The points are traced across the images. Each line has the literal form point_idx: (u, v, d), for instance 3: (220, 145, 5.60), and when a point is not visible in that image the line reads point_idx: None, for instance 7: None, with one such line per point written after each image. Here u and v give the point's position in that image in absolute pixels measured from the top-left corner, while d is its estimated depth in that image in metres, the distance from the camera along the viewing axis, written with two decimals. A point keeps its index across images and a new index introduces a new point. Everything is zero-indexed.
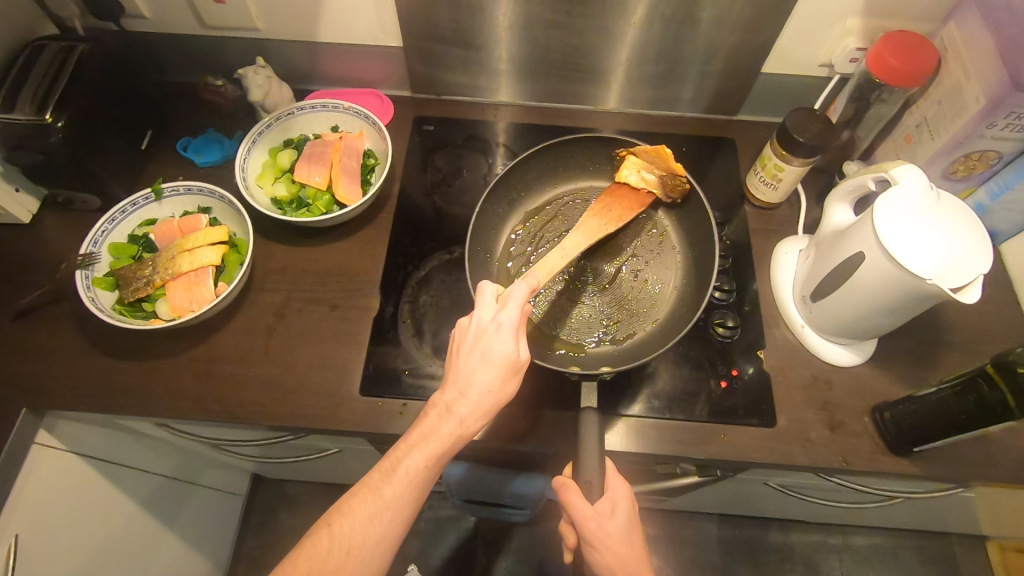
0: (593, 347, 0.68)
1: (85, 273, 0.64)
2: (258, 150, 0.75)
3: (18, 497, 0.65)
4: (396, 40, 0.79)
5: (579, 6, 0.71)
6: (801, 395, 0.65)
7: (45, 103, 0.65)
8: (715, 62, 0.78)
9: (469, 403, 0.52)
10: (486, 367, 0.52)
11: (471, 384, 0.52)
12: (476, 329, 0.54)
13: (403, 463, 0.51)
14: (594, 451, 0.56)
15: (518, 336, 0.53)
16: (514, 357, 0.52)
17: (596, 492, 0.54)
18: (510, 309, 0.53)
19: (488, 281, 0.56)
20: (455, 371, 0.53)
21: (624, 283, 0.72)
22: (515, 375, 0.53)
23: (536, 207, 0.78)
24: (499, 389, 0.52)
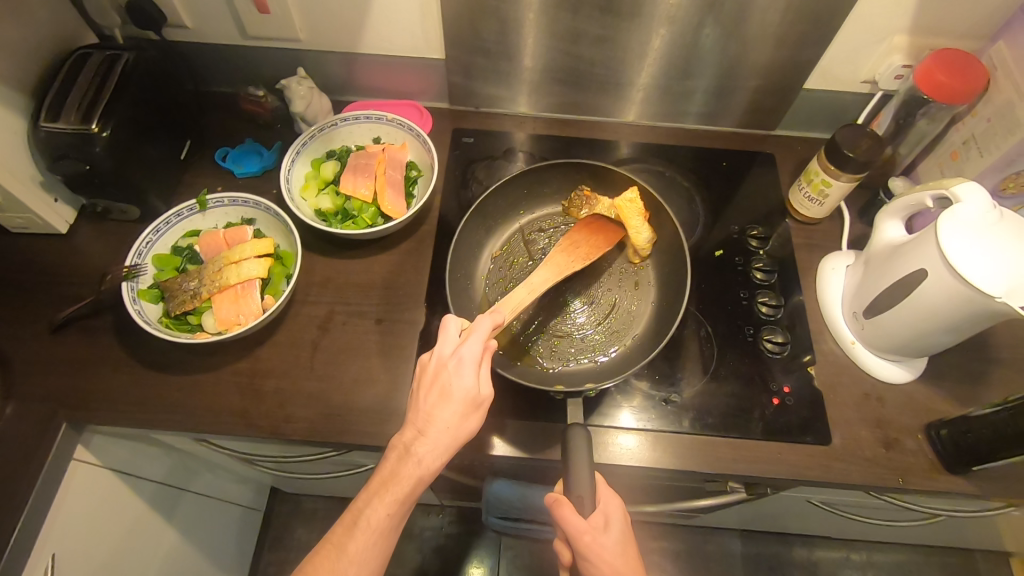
0: (576, 367, 0.68)
1: (130, 285, 0.63)
2: (301, 162, 0.75)
3: (55, 515, 0.63)
4: (439, 53, 0.79)
5: (625, 20, 0.72)
6: (855, 412, 0.64)
7: (91, 112, 0.64)
8: (756, 77, 0.78)
9: (429, 441, 0.51)
10: (448, 403, 0.51)
11: (430, 421, 0.51)
12: (439, 363, 0.53)
13: (364, 514, 0.50)
14: (585, 467, 0.54)
15: (480, 369, 0.53)
16: (475, 393, 0.52)
17: (588, 505, 0.53)
18: (472, 343, 0.53)
19: (452, 316, 0.56)
20: (413, 410, 0.52)
21: (598, 302, 0.72)
22: (476, 411, 0.52)
23: (510, 234, 0.78)
24: (459, 426, 0.51)
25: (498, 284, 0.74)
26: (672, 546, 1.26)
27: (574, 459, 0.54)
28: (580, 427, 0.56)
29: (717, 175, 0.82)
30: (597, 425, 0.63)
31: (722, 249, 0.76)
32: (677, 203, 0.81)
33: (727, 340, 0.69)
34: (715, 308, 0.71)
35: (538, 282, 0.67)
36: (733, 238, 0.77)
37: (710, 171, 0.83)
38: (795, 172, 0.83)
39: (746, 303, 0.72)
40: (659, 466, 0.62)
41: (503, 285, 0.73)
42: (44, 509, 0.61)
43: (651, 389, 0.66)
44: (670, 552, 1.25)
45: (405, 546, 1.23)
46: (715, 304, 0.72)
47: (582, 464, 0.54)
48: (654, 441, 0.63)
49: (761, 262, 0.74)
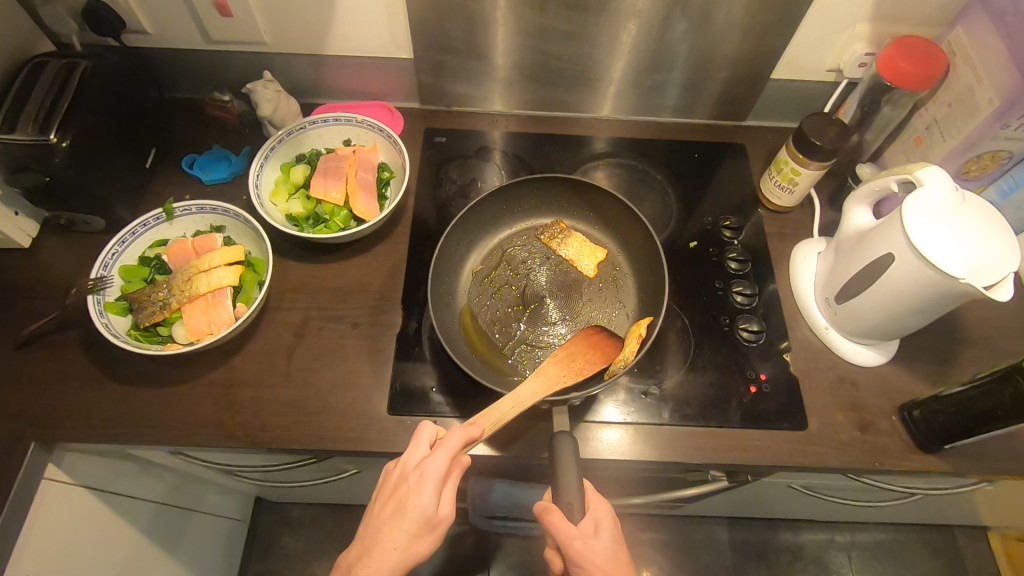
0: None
1: (97, 297, 0.62)
2: (271, 166, 0.74)
3: (28, 537, 0.62)
4: (407, 52, 0.78)
5: (593, 16, 0.72)
6: (830, 397, 0.65)
7: (50, 123, 0.62)
8: (724, 69, 0.79)
9: (371, 565, 0.49)
10: (400, 521, 0.50)
11: (378, 541, 0.50)
12: (401, 473, 0.52)
13: None
14: (573, 473, 0.54)
15: (438, 489, 0.51)
16: (428, 514, 0.50)
17: (578, 512, 0.53)
18: (435, 458, 0.51)
19: (429, 423, 0.54)
20: (367, 525, 0.51)
21: (580, 311, 0.71)
22: (426, 534, 0.50)
23: (492, 249, 0.77)
24: (408, 548, 0.49)
25: (481, 297, 0.72)
26: (661, 537, 1.27)
27: (562, 466, 0.54)
28: (566, 434, 0.56)
29: (689, 168, 0.83)
30: (580, 421, 0.63)
31: (696, 241, 0.77)
32: (652, 197, 0.82)
33: (703, 331, 0.70)
34: (692, 300, 0.72)
35: (526, 398, 0.57)
36: (707, 230, 0.78)
37: (684, 164, 0.84)
38: (766, 162, 0.84)
39: (722, 293, 0.72)
40: (642, 458, 0.62)
41: (486, 299, 0.72)
42: (15, 531, 0.59)
43: (632, 382, 0.66)
44: (659, 542, 1.27)
45: None
46: (691, 295, 0.72)
47: (571, 473, 0.54)
48: (635, 434, 0.63)
49: (735, 252, 0.75)
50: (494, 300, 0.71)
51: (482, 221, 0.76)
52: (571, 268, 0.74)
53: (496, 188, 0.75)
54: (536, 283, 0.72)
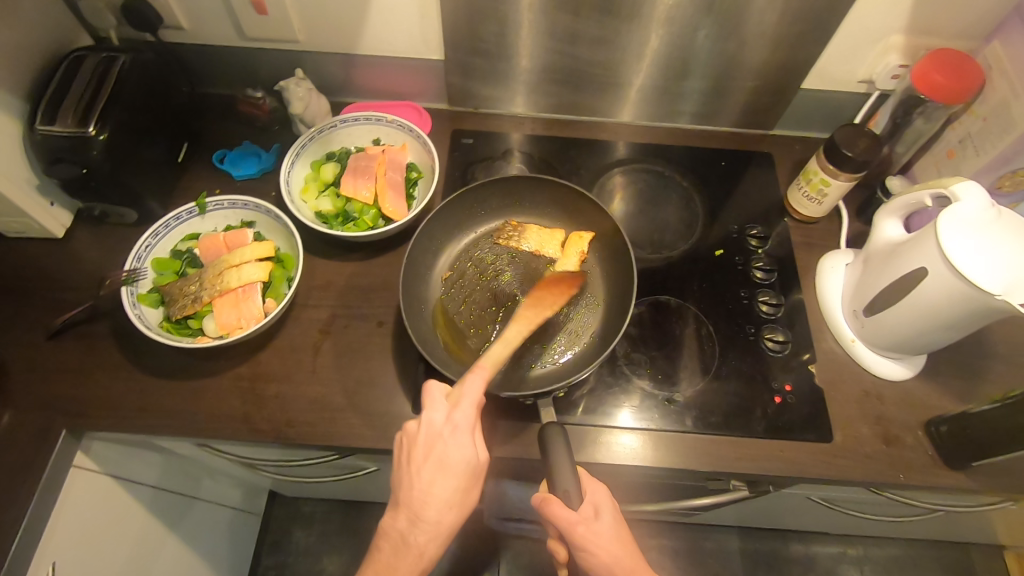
0: (541, 371, 0.66)
1: (130, 289, 0.63)
2: (301, 164, 0.75)
3: (57, 522, 0.63)
4: (438, 54, 0.79)
5: (625, 22, 0.72)
6: (856, 410, 0.65)
7: (88, 116, 0.64)
8: (753, 76, 0.79)
9: (430, 522, 0.52)
10: (446, 478, 0.52)
11: (428, 501, 0.52)
12: (428, 435, 0.52)
13: None
14: (565, 459, 0.55)
15: (474, 435, 0.53)
16: (473, 460, 0.52)
17: (576, 498, 0.53)
18: (464, 408, 0.52)
19: (435, 379, 0.54)
20: (406, 495, 0.52)
21: (553, 306, 0.70)
22: (474, 479, 0.53)
23: (456, 253, 0.74)
24: (459, 499, 0.53)
25: (451, 305, 0.70)
26: (670, 544, 1.26)
27: (553, 456, 0.55)
28: (553, 426, 0.57)
29: (714, 176, 0.83)
30: (588, 423, 0.63)
31: (722, 249, 0.76)
32: (677, 203, 0.81)
33: (728, 339, 0.69)
34: (717, 307, 0.71)
35: (511, 338, 0.59)
36: (732, 237, 0.77)
37: (709, 171, 0.84)
38: (793, 171, 0.83)
39: (747, 302, 0.72)
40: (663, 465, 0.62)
41: (457, 305, 0.70)
42: (45, 517, 0.60)
43: (654, 388, 0.66)
44: (669, 549, 1.26)
45: None
46: (716, 303, 0.72)
47: (563, 461, 0.54)
48: (655, 440, 0.63)
49: (761, 261, 0.74)
50: (464, 304, 0.69)
51: (448, 225, 0.74)
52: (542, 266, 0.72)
53: (465, 188, 0.73)
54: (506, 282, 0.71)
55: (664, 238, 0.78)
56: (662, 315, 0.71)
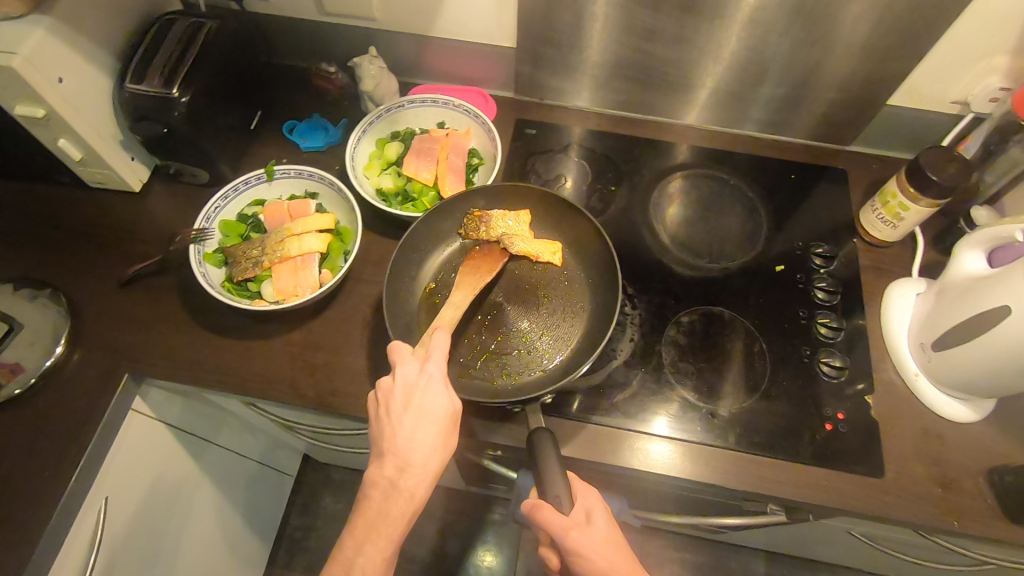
0: (526, 380, 0.63)
1: (197, 247, 0.65)
2: (367, 141, 0.76)
3: (113, 459, 0.67)
4: (510, 41, 0.79)
5: (706, 21, 0.70)
6: (912, 447, 0.62)
7: (174, 77, 0.66)
8: (834, 86, 0.76)
9: (415, 474, 0.51)
10: (428, 423, 0.52)
11: (411, 449, 0.51)
12: (404, 387, 0.53)
13: (359, 561, 0.50)
14: (556, 465, 0.54)
15: (449, 385, 0.54)
16: (451, 406, 0.53)
17: (567, 502, 0.52)
18: (436, 359, 0.54)
19: (400, 340, 0.56)
20: (390, 443, 0.51)
21: (537, 314, 0.67)
22: (453, 426, 0.53)
23: (439, 264, 0.70)
24: (441, 447, 0.52)
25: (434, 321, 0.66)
26: (692, 559, 1.24)
27: (543, 460, 0.55)
28: (544, 432, 0.57)
29: (782, 188, 0.80)
30: (617, 426, 0.62)
31: (783, 264, 0.74)
32: (739, 213, 0.79)
33: (781, 359, 0.67)
34: (773, 325, 0.69)
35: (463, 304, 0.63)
36: (795, 254, 0.74)
37: (778, 183, 0.80)
38: (868, 191, 0.79)
39: (805, 322, 0.69)
40: (700, 479, 0.60)
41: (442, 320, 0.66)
42: (103, 454, 0.64)
43: (698, 401, 0.64)
44: (690, 564, 1.24)
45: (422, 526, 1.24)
46: (772, 319, 0.69)
47: (553, 465, 0.54)
48: (693, 453, 0.62)
49: (824, 282, 0.71)
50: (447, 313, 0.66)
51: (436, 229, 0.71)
52: (525, 270, 0.69)
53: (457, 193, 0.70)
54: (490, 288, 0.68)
55: (722, 248, 0.75)
56: (713, 326, 0.69)
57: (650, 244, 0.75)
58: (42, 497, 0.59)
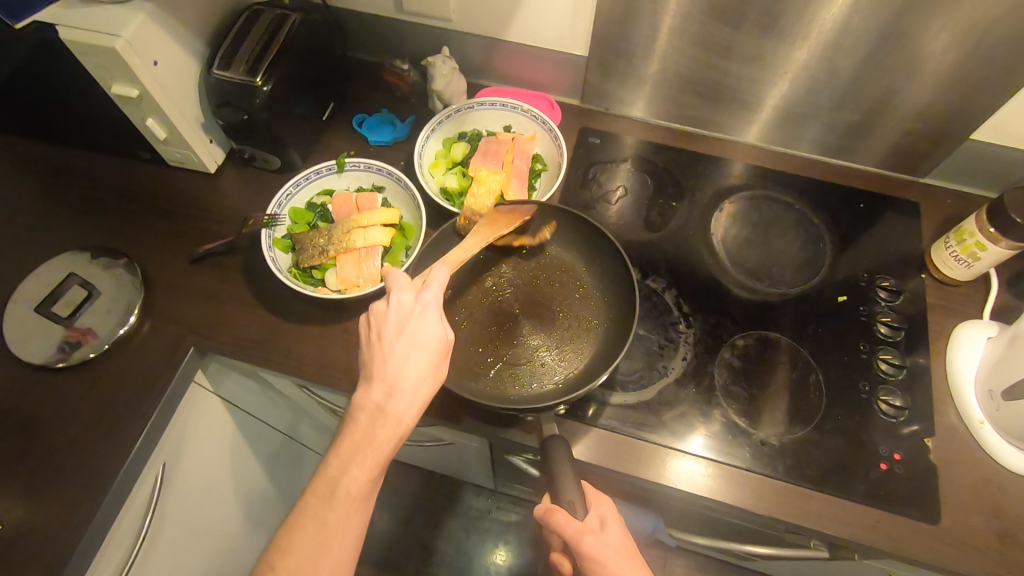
0: (538, 393, 0.63)
1: (268, 232, 0.68)
2: (434, 140, 0.78)
3: (173, 427, 0.70)
4: (582, 49, 0.79)
5: (786, 41, 0.69)
6: (971, 496, 0.60)
7: (258, 66, 0.68)
8: (914, 115, 0.74)
9: (402, 401, 0.49)
10: (422, 351, 0.50)
11: (401, 375, 0.49)
12: (398, 313, 0.51)
13: (341, 483, 0.48)
14: (569, 472, 0.54)
15: (443, 316, 0.52)
16: (446, 337, 0.51)
17: (580, 508, 0.52)
18: (433, 289, 0.53)
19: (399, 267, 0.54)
20: (380, 367, 0.50)
21: (551, 329, 0.67)
22: (446, 358, 0.52)
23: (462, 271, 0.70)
24: (431, 377, 0.50)
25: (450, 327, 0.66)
26: None
27: (558, 466, 0.54)
28: (559, 437, 0.57)
29: (850, 216, 0.78)
30: (656, 442, 0.62)
31: (846, 295, 0.72)
32: (802, 237, 0.77)
33: (837, 392, 0.65)
34: (831, 355, 0.67)
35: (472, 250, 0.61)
36: (859, 285, 0.72)
37: (845, 210, 0.78)
38: (941, 225, 0.77)
39: (865, 356, 0.67)
40: (743, 505, 0.60)
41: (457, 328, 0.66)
42: (165, 422, 0.67)
43: (747, 426, 0.63)
44: None
45: (447, 520, 1.25)
46: (830, 350, 0.68)
47: (567, 470, 0.54)
48: (738, 479, 0.61)
49: (887, 317, 0.69)
50: (463, 322, 0.67)
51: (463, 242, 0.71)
52: (543, 284, 0.70)
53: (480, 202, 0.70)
54: (509, 301, 0.68)
55: (782, 273, 0.74)
56: (768, 351, 0.68)
57: (707, 263, 0.74)
58: (108, 457, 0.62)
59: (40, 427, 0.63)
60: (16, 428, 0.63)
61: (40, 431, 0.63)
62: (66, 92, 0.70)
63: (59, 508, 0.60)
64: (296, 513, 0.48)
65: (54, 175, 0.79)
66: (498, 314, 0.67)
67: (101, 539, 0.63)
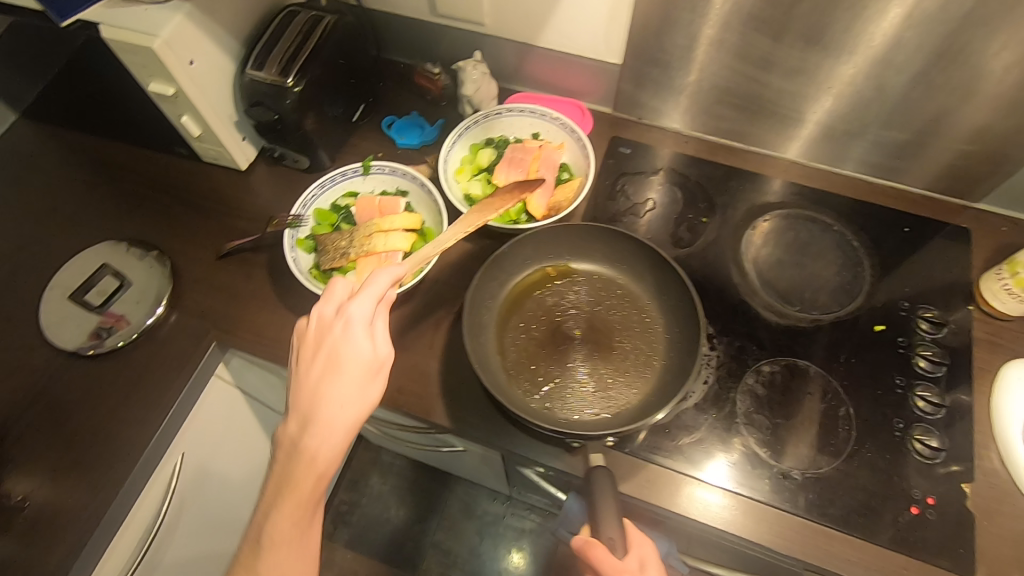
0: (586, 417, 0.61)
1: (292, 233, 0.69)
2: (460, 145, 0.77)
3: (192, 420, 0.72)
4: (617, 57, 0.77)
5: (830, 54, 0.66)
6: (1012, 551, 0.56)
7: (289, 67, 0.69)
8: (968, 136, 0.69)
9: (315, 436, 0.47)
10: (340, 375, 0.48)
11: (317, 405, 0.48)
12: (321, 327, 0.50)
13: (269, 524, 0.48)
14: (612, 506, 0.54)
15: (373, 333, 0.49)
16: (369, 356, 0.49)
17: (620, 547, 0.52)
18: (361, 301, 0.50)
19: (342, 277, 0.52)
20: (297, 398, 0.49)
21: (610, 356, 0.65)
22: (375, 381, 0.49)
23: (521, 293, 0.69)
24: (351, 401, 0.48)
25: (511, 350, 0.66)
26: None
27: (599, 500, 0.54)
28: (604, 468, 0.57)
29: (893, 239, 0.73)
30: (671, 468, 0.60)
31: (884, 324, 0.68)
32: (839, 260, 0.73)
33: (868, 426, 0.62)
34: (863, 389, 0.64)
35: (446, 239, 0.60)
36: (899, 315, 0.68)
37: (887, 232, 0.74)
38: (993, 254, 0.72)
39: (901, 392, 0.63)
40: (760, 539, 0.57)
41: (516, 349, 0.66)
42: (184, 415, 0.69)
43: (770, 458, 0.60)
44: None
45: (462, 523, 1.24)
46: (863, 382, 0.64)
47: (608, 506, 0.54)
48: (757, 512, 0.58)
49: (928, 350, 0.65)
50: (519, 335, 0.66)
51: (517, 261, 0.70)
52: (603, 309, 0.68)
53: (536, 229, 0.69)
54: (570, 322, 0.67)
55: (816, 298, 0.70)
56: (795, 380, 0.64)
57: (737, 284, 0.71)
58: (129, 445, 0.64)
59: (69, 412, 0.65)
60: (47, 410, 0.65)
61: (69, 415, 0.65)
62: (110, 86, 0.73)
63: (81, 491, 0.62)
64: (240, 556, 0.50)
65: (95, 165, 0.81)
66: (556, 335, 0.66)
67: (121, 518, 0.64)
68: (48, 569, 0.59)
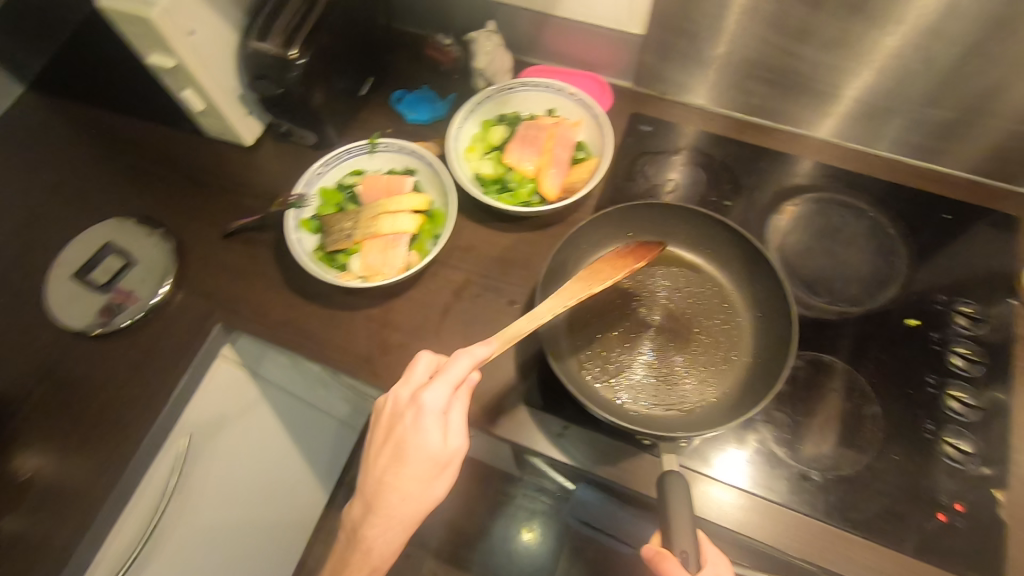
0: (650, 409, 0.59)
1: (296, 213, 0.67)
2: (471, 122, 0.74)
3: (198, 401, 0.71)
4: (639, 28, 0.72)
5: (873, 24, 0.61)
6: None
7: (293, 37, 0.65)
8: (1020, 116, 0.64)
9: (377, 524, 0.49)
10: (405, 470, 0.48)
11: (384, 491, 0.48)
12: (394, 411, 0.49)
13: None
14: (686, 516, 0.48)
15: (445, 429, 0.48)
16: (437, 455, 0.47)
17: (694, 562, 0.46)
18: (435, 392, 0.48)
19: (428, 353, 0.51)
20: (366, 481, 0.50)
21: (685, 348, 0.62)
22: (445, 475, 0.49)
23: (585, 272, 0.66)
24: (418, 491, 0.48)
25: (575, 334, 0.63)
26: None
27: (674, 508, 0.49)
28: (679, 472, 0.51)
29: (932, 227, 0.69)
30: (684, 465, 0.58)
31: (918, 319, 0.64)
32: (872, 249, 0.68)
33: (895, 426, 0.58)
34: (892, 388, 0.60)
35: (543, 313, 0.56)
36: (934, 309, 0.64)
37: (925, 219, 0.69)
38: None
39: (932, 391, 0.60)
40: (773, 543, 0.55)
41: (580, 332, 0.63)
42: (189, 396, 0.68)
43: (789, 458, 0.57)
44: None
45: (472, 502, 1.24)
46: (892, 380, 0.61)
47: (683, 515, 0.48)
48: (773, 514, 0.56)
49: (966, 349, 0.61)
50: (586, 320, 0.63)
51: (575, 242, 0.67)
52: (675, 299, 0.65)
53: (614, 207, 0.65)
54: (646, 309, 0.64)
55: (846, 288, 0.66)
56: (820, 376, 0.61)
57: None
58: (135, 426, 0.64)
59: (76, 390, 0.65)
60: (55, 388, 0.65)
61: (76, 394, 0.65)
62: None
63: (87, 470, 0.62)
64: None
65: (101, 140, 0.80)
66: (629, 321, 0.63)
67: (128, 495, 0.65)
68: (57, 545, 0.59)
